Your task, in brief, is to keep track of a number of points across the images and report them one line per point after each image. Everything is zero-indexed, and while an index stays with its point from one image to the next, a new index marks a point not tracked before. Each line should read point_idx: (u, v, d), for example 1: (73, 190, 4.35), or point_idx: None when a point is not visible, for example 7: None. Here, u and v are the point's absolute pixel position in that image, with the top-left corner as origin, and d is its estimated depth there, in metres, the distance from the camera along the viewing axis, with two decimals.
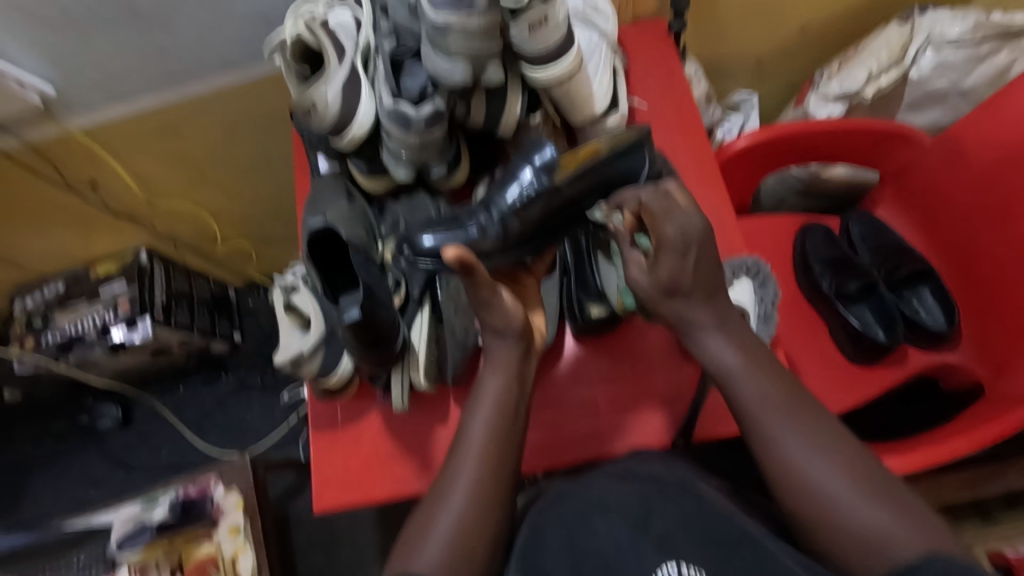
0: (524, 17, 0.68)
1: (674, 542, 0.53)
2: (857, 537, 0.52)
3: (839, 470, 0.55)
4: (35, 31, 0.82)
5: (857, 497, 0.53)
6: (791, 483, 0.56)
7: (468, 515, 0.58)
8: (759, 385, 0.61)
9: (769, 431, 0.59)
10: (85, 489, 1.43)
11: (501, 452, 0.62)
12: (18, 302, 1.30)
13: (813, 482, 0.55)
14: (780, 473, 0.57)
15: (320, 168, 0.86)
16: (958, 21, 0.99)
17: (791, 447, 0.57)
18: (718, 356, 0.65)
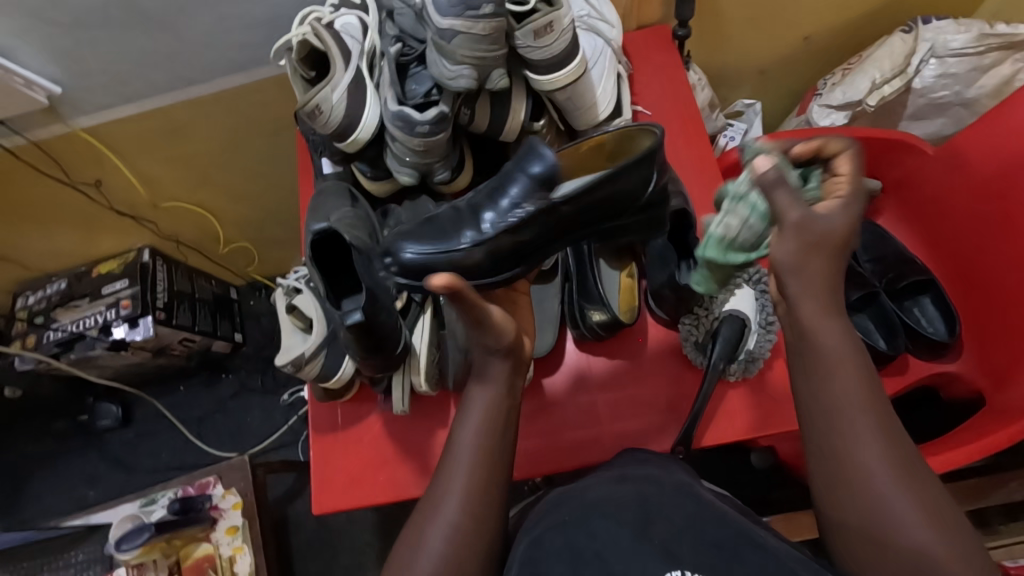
0: (528, 25, 0.69)
1: (677, 550, 0.53)
2: (917, 566, 0.51)
3: (911, 498, 0.52)
4: (43, 32, 0.82)
5: (920, 525, 0.52)
6: (856, 496, 0.54)
7: (470, 518, 0.59)
8: (850, 374, 0.56)
9: (846, 441, 0.55)
10: (84, 489, 1.43)
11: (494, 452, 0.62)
12: (20, 300, 1.31)
13: (876, 503, 0.53)
14: (845, 483, 0.54)
15: (326, 169, 0.88)
16: (962, 32, 0.99)
17: (866, 461, 0.54)
18: (823, 341, 0.56)
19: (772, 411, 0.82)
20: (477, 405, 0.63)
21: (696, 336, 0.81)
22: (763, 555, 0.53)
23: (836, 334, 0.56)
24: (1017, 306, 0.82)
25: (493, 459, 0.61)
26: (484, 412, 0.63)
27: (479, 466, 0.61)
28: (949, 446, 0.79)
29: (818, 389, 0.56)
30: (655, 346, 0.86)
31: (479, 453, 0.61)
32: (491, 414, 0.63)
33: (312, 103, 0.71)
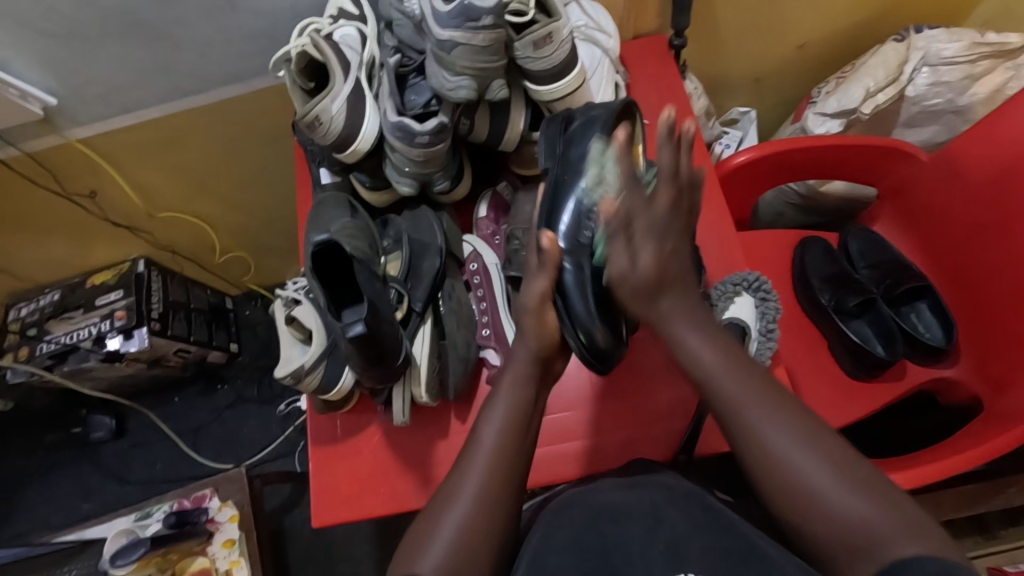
0: (529, 35, 0.69)
1: (682, 553, 0.52)
2: (845, 531, 0.53)
3: (823, 464, 0.56)
4: (39, 42, 0.82)
5: (839, 487, 0.55)
6: (773, 477, 0.57)
7: (479, 517, 0.58)
8: (714, 357, 0.63)
9: (749, 428, 0.59)
10: (77, 502, 1.41)
11: (515, 455, 0.62)
12: (13, 312, 1.30)
13: (793, 472, 0.57)
14: (765, 465, 0.58)
15: (323, 179, 0.87)
16: (953, 40, 1.01)
17: (774, 442, 0.58)
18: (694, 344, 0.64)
19: None
20: (500, 403, 0.65)
21: None
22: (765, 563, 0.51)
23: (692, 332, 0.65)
24: (1015, 309, 0.82)
25: (513, 462, 0.62)
26: (507, 411, 0.65)
27: (495, 468, 0.61)
28: (953, 451, 0.79)
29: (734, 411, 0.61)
30: (654, 354, 0.86)
31: (497, 454, 0.62)
32: (513, 418, 0.64)
33: (311, 114, 0.71)
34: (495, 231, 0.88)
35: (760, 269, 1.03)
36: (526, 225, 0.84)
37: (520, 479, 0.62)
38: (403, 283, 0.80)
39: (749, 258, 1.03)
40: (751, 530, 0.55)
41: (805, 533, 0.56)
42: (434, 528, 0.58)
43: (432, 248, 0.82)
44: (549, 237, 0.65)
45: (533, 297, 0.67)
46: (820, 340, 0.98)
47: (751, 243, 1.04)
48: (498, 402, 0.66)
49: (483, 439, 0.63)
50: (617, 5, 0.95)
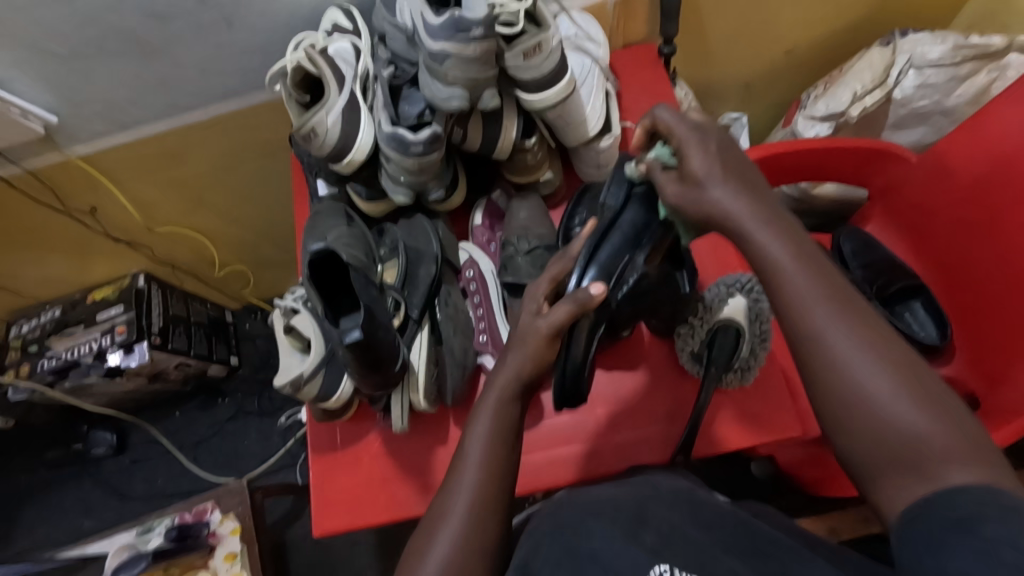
0: (519, 46, 0.70)
1: (664, 546, 0.51)
2: (888, 439, 0.43)
3: (888, 371, 0.44)
4: (38, 62, 0.84)
5: (902, 398, 0.43)
6: (830, 378, 0.45)
7: (471, 536, 0.54)
8: (783, 245, 0.49)
9: (805, 316, 0.47)
10: (79, 519, 1.41)
11: (505, 469, 0.59)
12: (15, 328, 1.31)
13: (850, 380, 0.45)
14: (821, 361, 0.46)
15: (320, 192, 0.88)
16: (938, 43, 1.03)
17: (836, 344, 0.45)
18: (763, 240, 0.49)
19: (770, 418, 0.84)
20: (483, 419, 0.61)
21: (692, 346, 0.83)
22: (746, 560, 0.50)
23: (765, 225, 0.49)
24: (1005, 305, 0.83)
25: (500, 477, 0.58)
26: (492, 426, 0.61)
27: (485, 483, 0.57)
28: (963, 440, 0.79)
29: (787, 286, 0.48)
30: (653, 355, 0.88)
31: (485, 468, 0.58)
32: (499, 433, 0.60)
33: (307, 127, 0.72)
34: (491, 238, 0.90)
35: None
36: (521, 231, 0.86)
37: (511, 493, 0.59)
38: (400, 291, 0.81)
39: None
40: (759, 525, 0.56)
41: (844, 443, 0.46)
42: (426, 552, 0.54)
43: (428, 255, 0.83)
44: (604, 288, 0.60)
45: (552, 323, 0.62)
46: None
47: None
48: (480, 418, 0.62)
49: (470, 453, 0.59)
50: (607, 14, 0.96)
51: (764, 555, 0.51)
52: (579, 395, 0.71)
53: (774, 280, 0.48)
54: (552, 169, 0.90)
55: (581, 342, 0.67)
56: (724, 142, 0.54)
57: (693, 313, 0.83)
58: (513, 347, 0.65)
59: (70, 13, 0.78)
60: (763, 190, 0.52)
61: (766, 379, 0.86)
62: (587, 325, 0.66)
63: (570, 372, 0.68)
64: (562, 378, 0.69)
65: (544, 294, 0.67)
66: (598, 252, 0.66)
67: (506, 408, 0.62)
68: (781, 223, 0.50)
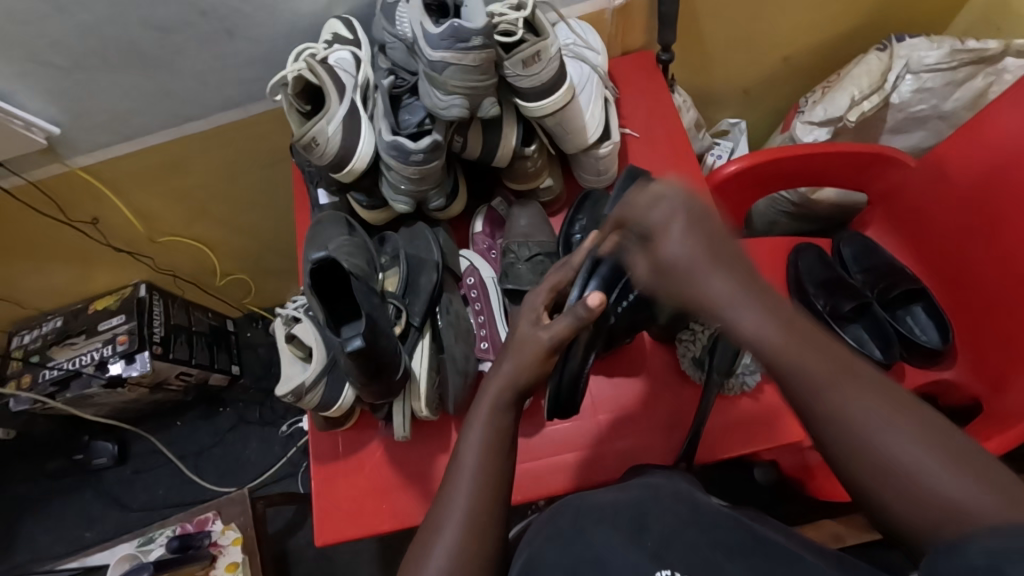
0: (518, 54, 0.72)
1: (667, 552, 0.52)
2: (925, 504, 0.42)
3: (904, 432, 0.44)
4: (41, 74, 0.84)
5: (930, 462, 0.43)
6: (853, 454, 0.46)
7: (468, 543, 0.54)
8: (775, 328, 0.49)
9: (817, 394, 0.47)
10: (80, 529, 1.41)
11: (501, 474, 0.59)
12: (17, 339, 1.31)
13: (869, 447, 0.45)
14: (840, 441, 0.46)
15: (322, 201, 0.89)
16: (934, 48, 1.03)
17: (849, 415, 0.46)
18: (750, 324, 0.50)
19: (773, 425, 0.84)
20: (481, 426, 0.61)
21: (694, 352, 0.83)
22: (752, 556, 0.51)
23: (751, 311, 0.50)
24: (1008, 307, 0.83)
25: (497, 481, 0.58)
26: (489, 436, 0.60)
27: (480, 486, 0.57)
28: None
29: (785, 371, 0.48)
30: (654, 362, 0.88)
31: (479, 472, 0.58)
32: (494, 438, 0.60)
33: (308, 136, 0.72)
34: (491, 245, 0.91)
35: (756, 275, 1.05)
36: (522, 238, 0.86)
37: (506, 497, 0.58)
38: (401, 299, 0.81)
39: None
40: (761, 528, 0.55)
41: (884, 513, 0.45)
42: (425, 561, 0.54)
43: (429, 263, 0.83)
44: (600, 299, 0.61)
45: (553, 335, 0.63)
46: None
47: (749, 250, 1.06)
48: (475, 423, 0.62)
49: (462, 460, 0.59)
50: (605, 22, 0.97)
51: (751, 551, 0.51)
52: (571, 405, 0.75)
53: (770, 367, 0.49)
54: (551, 176, 0.90)
55: (576, 356, 0.71)
56: (706, 215, 0.54)
57: (694, 319, 0.83)
58: (507, 354, 0.65)
59: (73, 24, 0.79)
60: (741, 265, 0.52)
61: (769, 385, 0.86)
62: (583, 340, 0.70)
63: (568, 382, 0.73)
64: (557, 386, 0.73)
65: (544, 305, 0.67)
66: (599, 267, 0.69)
67: (499, 413, 0.62)
68: (771, 305, 0.50)
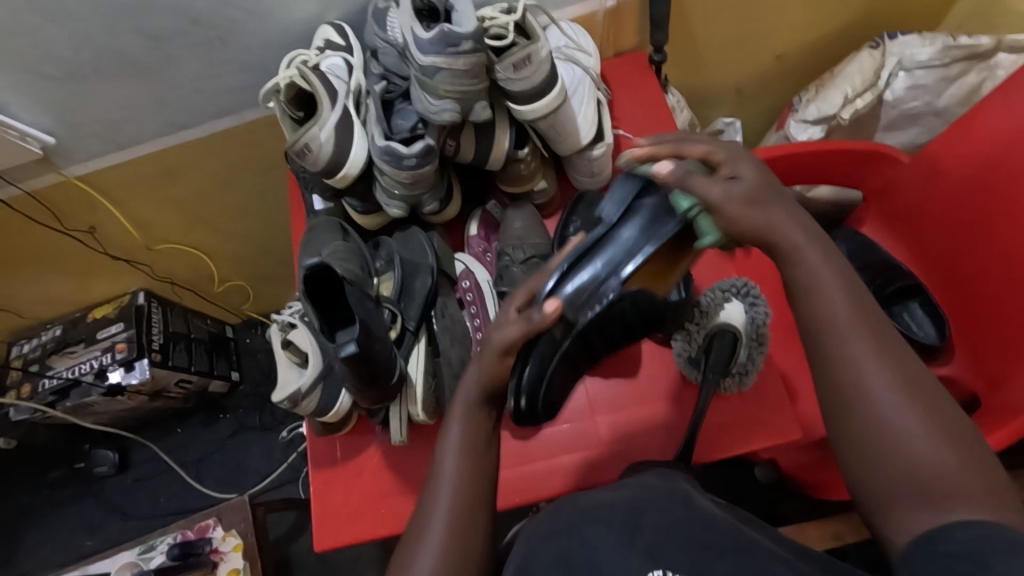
0: (509, 58, 0.72)
1: (659, 550, 0.52)
2: (905, 466, 0.46)
3: (908, 401, 0.47)
4: (36, 85, 0.85)
5: (924, 435, 0.46)
6: (854, 399, 0.49)
7: (456, 544, 0.55)
8: (826, 279, 0.52)
9: (840, 347, 0.50)
10: (82, 538, 1.41)
11: (484, 472, 0.59)
12: (16, 348, 1.31)
13: (873, 401, 0.48)
14: (842, 387, 0.49)
15: (316, 207, 0.89)
16: (927, 45, 1.03)
17: (868, 370, 0.49)
18: (809, 267, 0.53)
19: (771, 424, 0.84)
20: (457, 425, 0.60)
21: (690, 352, 0.83)
22: (746, 555, 0.51)
23: (817, 261, 0.53)
24: (1003, 303, 0.83)
25: (482, 479, 0.58)
26: (465, 433, 0.60)
27: (465, 483, 0.58)
28: None
29: (819, 312, 0.51)
30: (651, 363, 0.88)
31: (463, 469, 0.58)
32: (473, 435, 0.60)
33: (301, 143, 0.72)
34: (486, 248, 0.91)
35: None
36: (517, 240, 0.87)
37: (489, 495, 0.58)
38: (396, 303, 0.81)
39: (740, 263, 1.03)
40: (749, 531, 0.54)
41: (858, 466, 0.48)
42: (412, 562, 0.55)
43: (424, 268, 0.84)
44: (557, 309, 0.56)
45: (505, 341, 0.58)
46: None
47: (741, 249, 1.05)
48: (453, 420, 0.61)
49: (443, 460, 0.59)
50: (597, 24, 0.97)
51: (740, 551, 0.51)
52: (536, 412, 0.77)
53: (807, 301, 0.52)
54: (546, 178, 0.90)
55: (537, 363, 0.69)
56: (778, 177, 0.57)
57: (690, 319, 0.83)
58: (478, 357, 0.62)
59: (67, 35, 0.79)
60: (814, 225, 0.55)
61: (766, 383, 0.86)
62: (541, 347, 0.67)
63: (533, 382, 0.71)
64: (527, 391, 0.72)
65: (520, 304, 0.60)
66: (574, 270, 0.60)
67: (473, 410, 0.61)
68: (833, 260, 0.53)
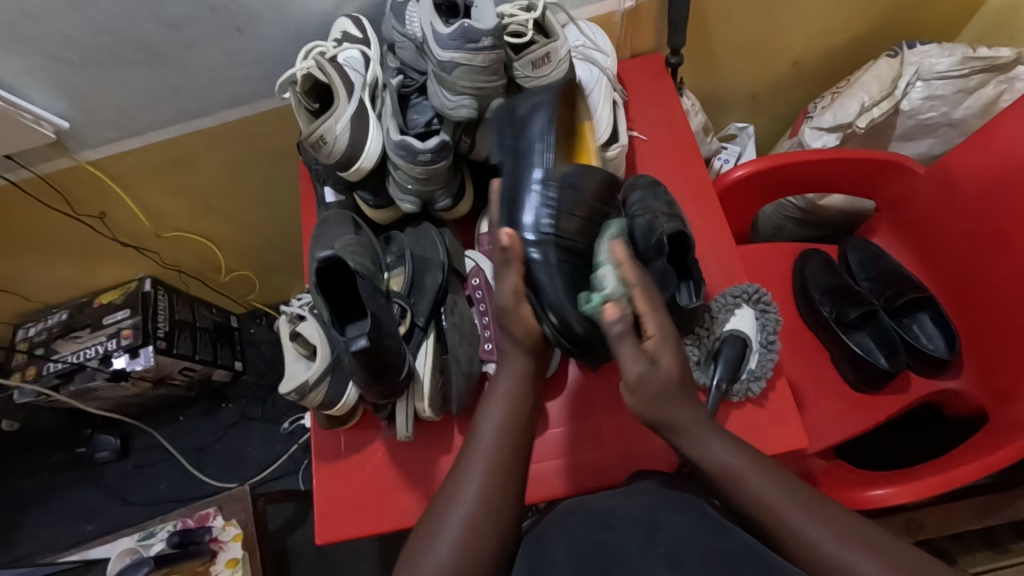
0: (527, 56, 0.72)
1: (683, 555, 0.51)
2: None
3: (854, 546, 0.57)
4: (52, 69, 0.85)
5: (880, 569, 0.55)
6: (809, 561, 0.58)
7: (482, 517, 0.61)
8: (749, 469, 0.63)
9: (781, 524, 0.59)
10: (81, 523, 1.41)
11: (518, 451, 0.66)
12: (21, 331, 1.32)
13: (826, 556, 0.57)
14: (796, 551, 0.58)
15: (329, 199, 0.90)
16: (946, 55, 1.03)
17: (811, 535, 0.58)
18: (736, 468, 0.63)
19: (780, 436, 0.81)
20: (498, 407, 0.68)
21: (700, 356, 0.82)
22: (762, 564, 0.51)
23: (727, 454, 0.64)
24: (1015, 319, 0.82)
25: (514, 455, 0.66)
26: (506, 414, 0.68)
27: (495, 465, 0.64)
28: (959, 460, 0.79)
29: (749, 498, 0.61)
30: None
31: (497, 451, 0.65)
32: (513, 417, 0.68)
33: (316, 134, 0.72)
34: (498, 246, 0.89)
35: (761, 280, 1.04)
36: None
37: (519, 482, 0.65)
38: (406, 298, 0.81)
39: (750, 270, 1.03)
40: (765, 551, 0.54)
41: None
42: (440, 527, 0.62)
43: (435, 264, 0.83)
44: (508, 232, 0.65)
45: (507, 295, 0.67)
46: (823, 353, 0.98)
47: (751, 255, 1.05)
48: (497, 400, 0.69)
49: (481, 436, 0.67)
50: (615, 24, 0.97)
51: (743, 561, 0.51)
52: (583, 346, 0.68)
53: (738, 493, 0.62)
54: None
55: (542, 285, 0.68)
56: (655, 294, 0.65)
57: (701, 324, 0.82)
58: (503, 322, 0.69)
59: (84, 20, 0.79)
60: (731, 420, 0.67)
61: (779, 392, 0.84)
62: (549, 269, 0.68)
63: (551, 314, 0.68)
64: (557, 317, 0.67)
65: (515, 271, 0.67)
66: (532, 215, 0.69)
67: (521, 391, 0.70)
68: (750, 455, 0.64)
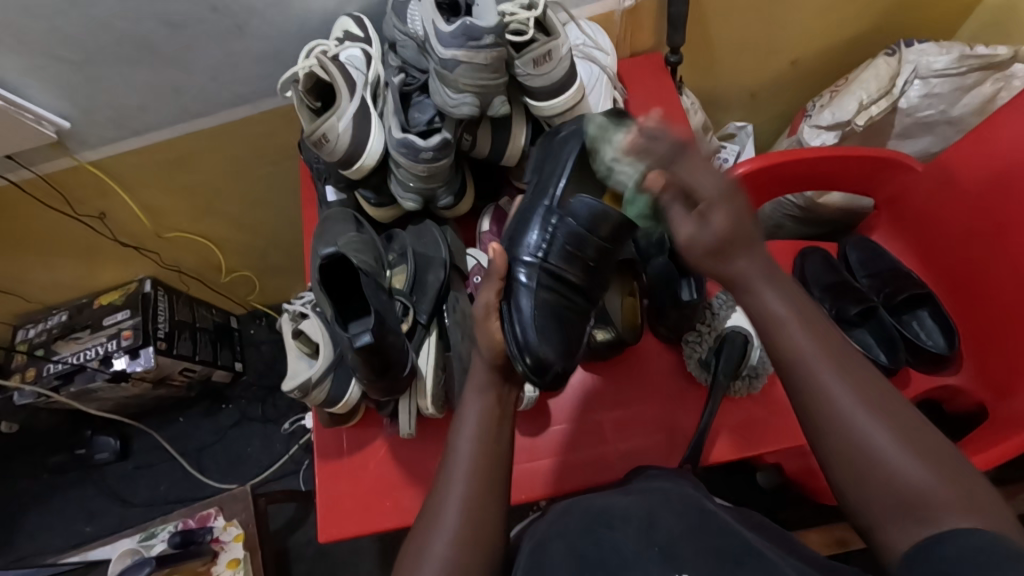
0: (529, 53, 0.72)
1: (680, 552, 0.52)
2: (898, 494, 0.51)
3: (888, 430, 0.53)
4: (53, 69, 0.85)
5: (910, 457, 0.52)
6: (838, 435, 0.55)
7: (470, 526, 0.59)
8: (804, 336, 0.59)
9: (819, 388, 0.57)
10: (81, 524, 1.41)
11: (496, 460, 0.64)
12: (21, 332, 1.32)
13: (859, 436, 0.54)
14: (826, 425, 0.56)
15: (331, 197, 0.90)
16: (943, 54, 1.03)
17: (845, 407, 0.55)
18: (787, 329, 0.60)
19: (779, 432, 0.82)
20: (469, 419, 0.65)
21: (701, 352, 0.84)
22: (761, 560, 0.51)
23: (801, 336, 0.59)
24: (1015, 314, 0.83)
25: (496, 462, 0.64)
26: (476, 424, 0.65)
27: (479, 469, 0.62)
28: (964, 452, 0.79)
29: (794, 364, 0.58)
30: (659, 363, 0.88)
31: (478, 458, 0.63)
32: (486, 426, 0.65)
33: (318, 133, 0.72)
34: None
35: None
36: None
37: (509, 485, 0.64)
38: (408, 296, 0.81)
39: None
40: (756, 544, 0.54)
41: (857, 503, 0.54)
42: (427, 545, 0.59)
43: (437, 261, 0.84)
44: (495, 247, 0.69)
45: (480, 307, 0.69)
46: None
47: None
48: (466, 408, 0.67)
49: (458, 448, 0.64)
50: (614, 23, 0.98)
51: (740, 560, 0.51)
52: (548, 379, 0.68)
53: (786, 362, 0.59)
54: None
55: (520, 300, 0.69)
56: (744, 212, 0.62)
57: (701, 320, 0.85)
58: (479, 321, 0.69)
59: (86, 20, 0.79)
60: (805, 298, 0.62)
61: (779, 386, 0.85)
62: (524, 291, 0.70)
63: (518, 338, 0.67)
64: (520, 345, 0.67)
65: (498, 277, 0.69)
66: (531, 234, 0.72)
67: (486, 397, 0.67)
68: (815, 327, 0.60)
